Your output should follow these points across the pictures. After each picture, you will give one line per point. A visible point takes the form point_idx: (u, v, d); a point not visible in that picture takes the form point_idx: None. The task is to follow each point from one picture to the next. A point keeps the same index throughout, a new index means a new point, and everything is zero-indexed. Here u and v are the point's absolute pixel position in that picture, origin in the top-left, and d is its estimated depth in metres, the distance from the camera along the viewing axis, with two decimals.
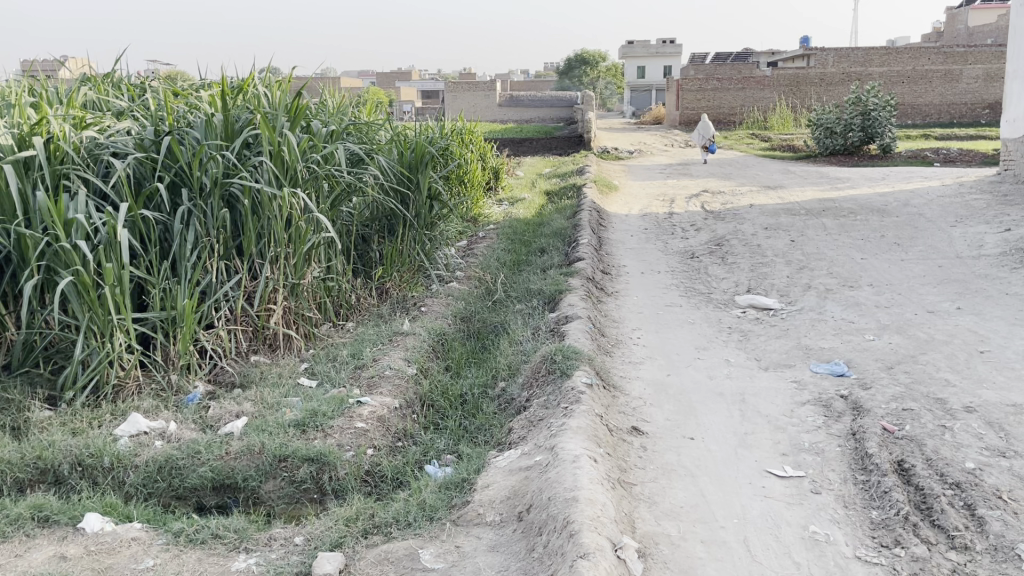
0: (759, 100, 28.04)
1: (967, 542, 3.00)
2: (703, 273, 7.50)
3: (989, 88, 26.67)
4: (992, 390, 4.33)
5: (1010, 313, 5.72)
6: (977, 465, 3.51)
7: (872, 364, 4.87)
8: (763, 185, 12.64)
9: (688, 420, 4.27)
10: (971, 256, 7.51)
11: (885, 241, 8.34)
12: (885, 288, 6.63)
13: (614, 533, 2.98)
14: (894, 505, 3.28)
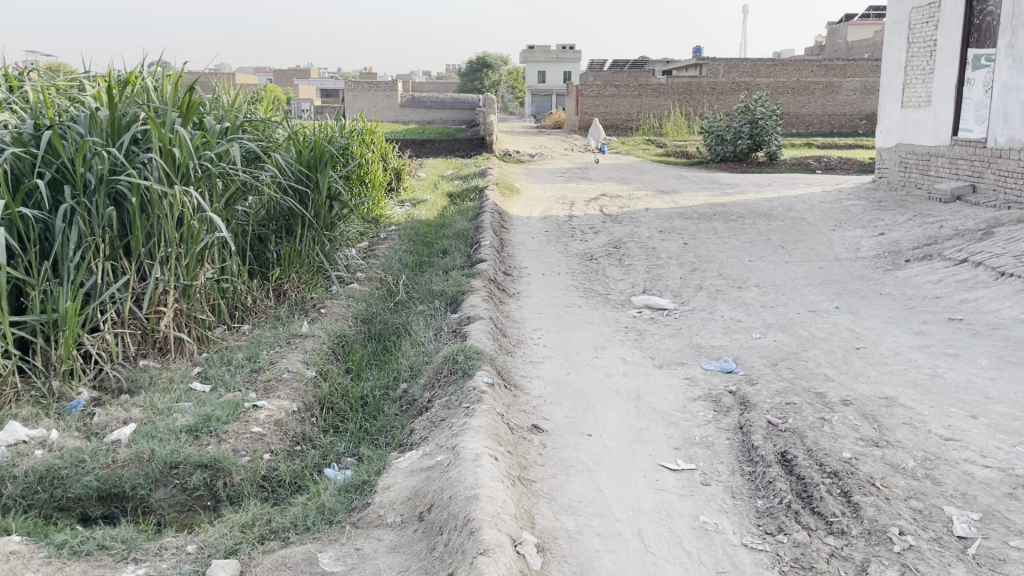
0: (655, 108, 28.87)
1: (844, 526, 3.19)
2: (601, 274, 7.67)
3: (865, 100, 28.33)
4: (866, 383, 4.62)
5: (883, 312, 6.11)
6: (852, 455, 3.74)
7: (758, 360, 5.10)
8: (658, 190, 13.02)
9: (586, 417, 4.37)
10: (848, 259, 7.97)
11: (771, 244, 8.75)
12: (770, 289, 6.95)
13: (514, 529, 3.03)
14: (778, 495, 3.45)
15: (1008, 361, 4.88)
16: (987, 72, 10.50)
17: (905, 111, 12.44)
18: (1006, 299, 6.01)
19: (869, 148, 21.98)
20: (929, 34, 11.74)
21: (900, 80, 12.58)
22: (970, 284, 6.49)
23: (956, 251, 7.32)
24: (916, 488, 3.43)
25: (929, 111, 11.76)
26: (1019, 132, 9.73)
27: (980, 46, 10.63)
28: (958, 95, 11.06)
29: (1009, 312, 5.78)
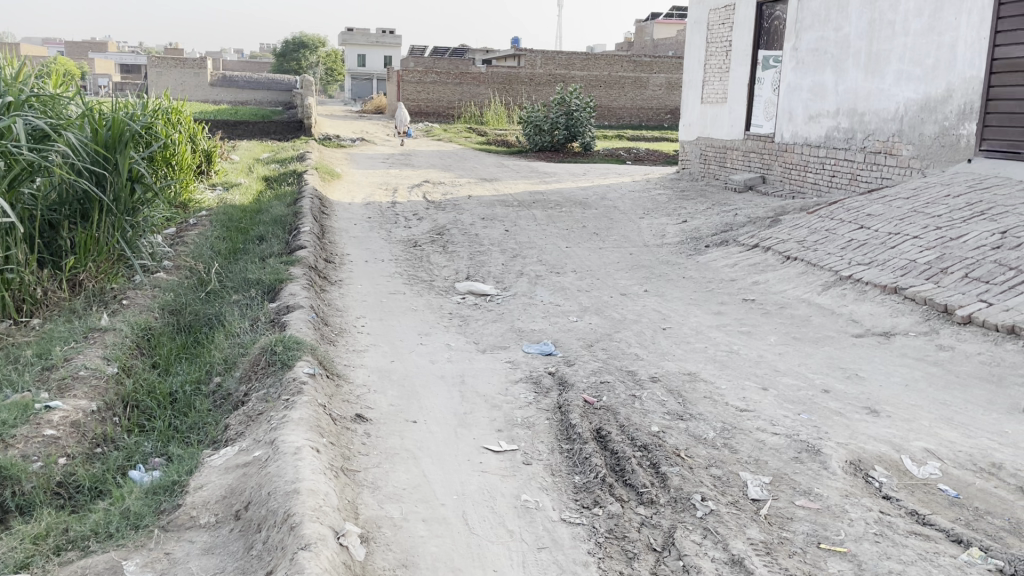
0: (475, 97, 29.19)
1: (653, 496, 3.40)
2: (424, 261, 7.67)
3: (670, 95, 30.06)
4: (672, 361, 4.94)
5: (686, 294, 6.55)
6: (660, 428, 3.99)
7: (575, 343, 5.31)
8: (479, 178, 13.18)
9: (411, 403, 4.37)
10: (655, 245, 8.46)
11: (587, 231, 9.11)
12: (586, 274, 7.25)
13: (336, 521, 2.98)
14: (593, 470, 3.62)
15: (793, 337, 5.38)
16: (775, 73, 11.44)
17: (705, 106, 13.32)
18: (791, 280, 6.62)
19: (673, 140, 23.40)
20: (725, 36, 12.64)
21: (700, 77, 13.45)
22: (760, 267, 7.09)
23: (749, 237, 7.96)
24: (716, 457, 3.71)
25: (725, 107, 12.67)
26: (802, 128, 10.69)
27: (768, 48, 11.56)
28: (750, 93, 11.98)
29: (794, 293, 6.37)
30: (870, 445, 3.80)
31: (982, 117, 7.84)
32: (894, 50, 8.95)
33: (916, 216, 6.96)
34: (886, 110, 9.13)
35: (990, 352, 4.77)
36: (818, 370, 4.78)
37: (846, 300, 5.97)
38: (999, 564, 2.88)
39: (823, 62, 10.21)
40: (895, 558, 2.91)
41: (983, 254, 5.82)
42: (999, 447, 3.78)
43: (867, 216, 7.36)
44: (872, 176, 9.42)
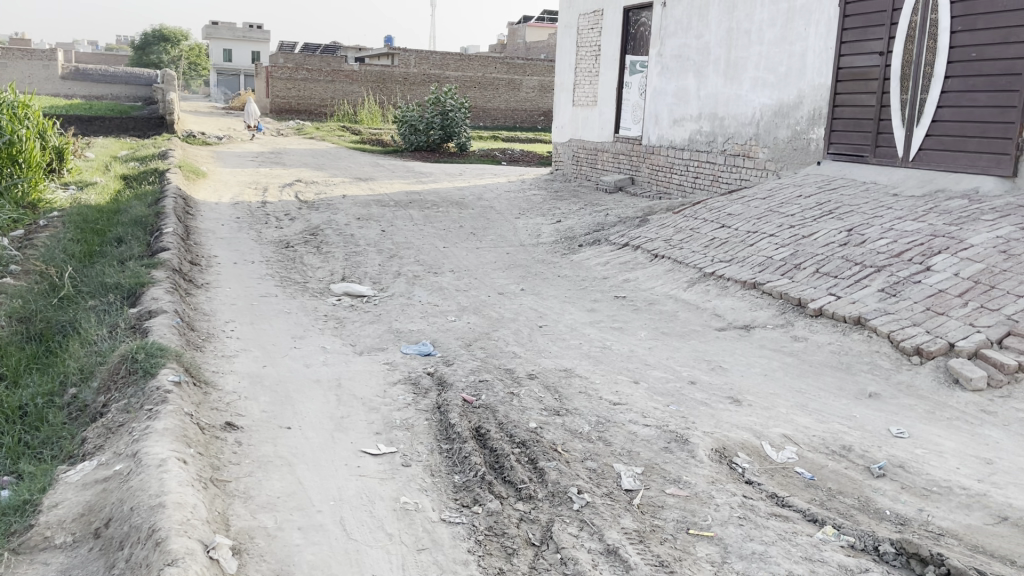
0: (348, 95, 28.68)
1: (531, 491, 3.45)
2: (297, 263, 7.48)
3: (543, 98, 30.57)
4: (549, 358, 5.03)
5: (561, 292, 6.69)
6: (538, 424, 4.05)
7: (453, 342, 5.32)
8: (354, 177, 12.97)
9: (284, 409, 4.25)
10: (531, 244, 8.59)
11: (463, 231, 9.14)
12: (463, 274, 7.27)
13: (205, 534, 2.86)
14: (473, 469, 3.64)
15: (662, 332, 5.60)
16: (641, 77, 11.85)
17: (576, 109, 13.62)
18: (659, 277, 6.88)
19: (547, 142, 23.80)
20: (594, 40, 12.99)
21: (571, 80, 13.75)
22: (631, 265, 7.33)
23: (619, 236, 8.21)
24: (591, 450, 3.81)
25: (595, 109, 13.00)
26: (667, 131, 11.11)
27: (635, 53, 11.96)
28: (618, 96, 12.34)
29: (662, 289, 6.62)
30: (734, 432, 4.01)
31: (829, 122, 8.38)
32: (750, 57, 9.46)
33: (771, 215, 7.38)
34: (743, 115, 9.61)
35: (839, 341, 5.13)
36: (685, 362, 4.99)
37: (710, 296, 6.26)
38: (850, 540, 3.11)
39: (686, 68, 10.68)
40: (757, 539, 3.08)
41: (831, 250, 6.23)
42: (848, 430, 4.07)
43: (728, 215, 7.74)
44: (732, 177, 9.90)
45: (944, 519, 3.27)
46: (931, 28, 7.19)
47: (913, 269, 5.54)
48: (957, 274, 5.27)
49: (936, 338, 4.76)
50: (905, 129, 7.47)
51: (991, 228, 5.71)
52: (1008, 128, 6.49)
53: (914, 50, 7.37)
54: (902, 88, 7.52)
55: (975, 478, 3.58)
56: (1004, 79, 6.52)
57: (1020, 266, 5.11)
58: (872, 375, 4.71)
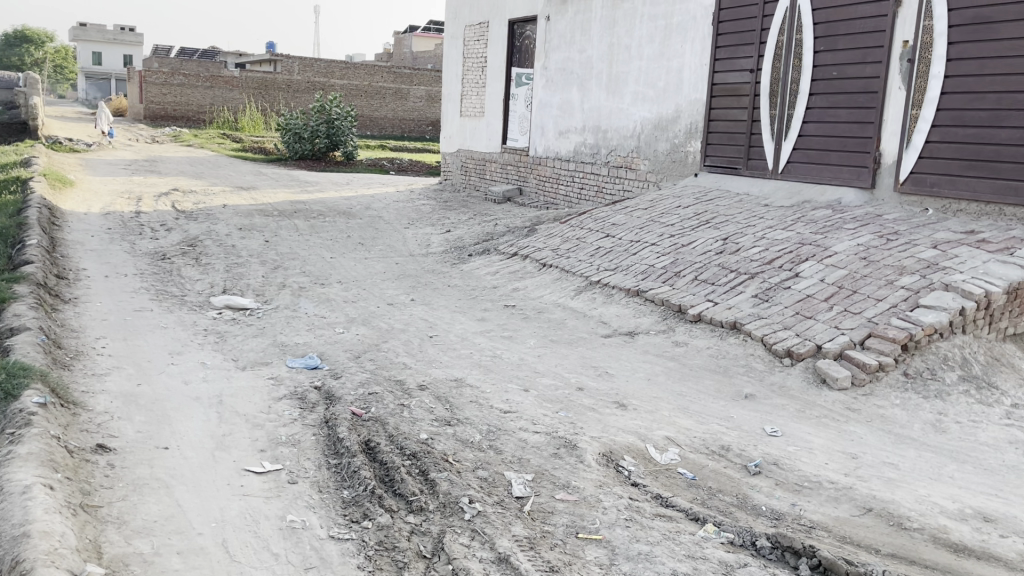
0: (228, 102, 27.72)
1: (422, 503, 3.43)
2: (175, 275, 7.18)
3: (430, 108, 30.62)
4: (439, 368, 5.02)
5: (451, 302, 6.69)
6: (429, 435, 4.03)
7: (341, 355, 5.23)
8: (235, 186, 12.57)
9: (162, 429, 4.06)
10: (420, 254, 8.55)
11: (351, 241, 9.01)
12: (351, 284, 7.16)
13: (76, 563, 2.70)
14: (362, 483, 3.58)
15: (550, 340, 5.68)
16: (526, 89, 12.02)
17: (463, 119, 13.68)
18: (547, 286, 6.98)
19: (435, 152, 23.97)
20: (480, 51, 13.10)
21: (458, 91, 13.81)
22: (520, 275, 7.41)
23: (508, 246, 8.29)
24: (482, 459, 3.82)
25: (482, 120, 13.10)
26: (553, 143, 11.32)
27: (520, 66, 12.15)
28: (504, 107, 12.47)
29: (550, 298, 6.73)
30: (620, 437, 4.11)
31: (705, 136, 8.74)
32: (631, 72, 9.78)
33: (653, 225, 7.62)
34: (625, 127, 9.90)
35: (717, 346, 5.34)
36: (573, 369, 5.08)
37: (596, 303, 6.40)
38: (730, 536, 3.24)
39: (570, 81, 10.93)
40: (643, 540, 3.16)
41: (709, 258, 6.50)
42: (726, 430, 4.25)
43: (612, 225, 7.94)
44: (615, 188, 10.16)
45: (814, 512, 3.45)
46: (797, 47, 7.64)
47: (783, 275, 5.84)
48: (824, 280, 5.60)
49: (805, 340, 5.04)
50: (775, 143, 7.88)
51: (852, 237, 6.09)
52: (866, 142, 6.93)
53: (782, 68, 7.81)
54: (771, 104, 7.95)
55: (842, 472, 3.80)
56: (862, 97, 6.96)
57: (879, 271, 5.47)
58: (748, 377, 4.93)
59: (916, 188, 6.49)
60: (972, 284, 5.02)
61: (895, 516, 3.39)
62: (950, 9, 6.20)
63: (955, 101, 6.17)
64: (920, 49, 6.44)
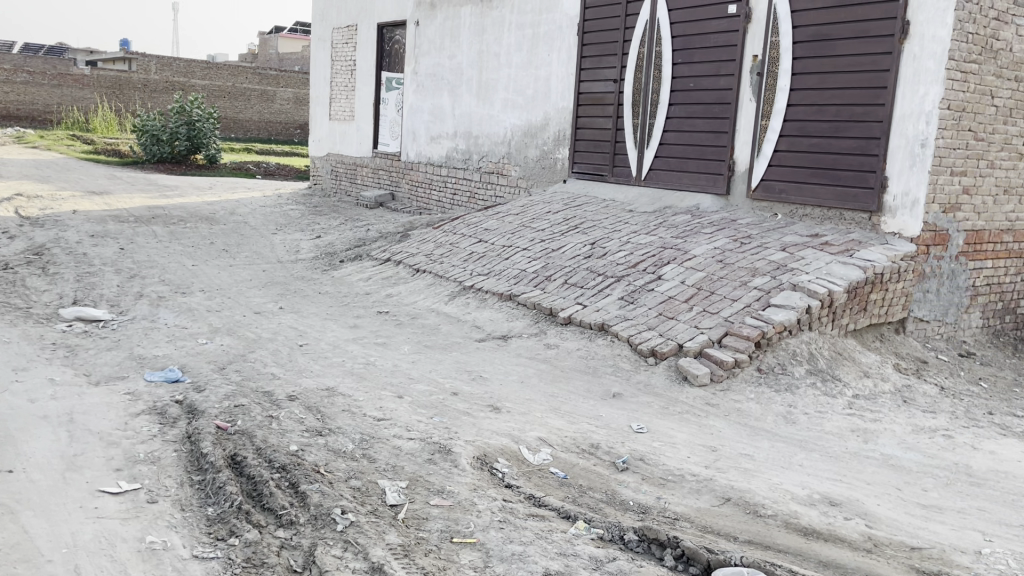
0: (80, 100, 25.57)
1: (292, 517, 3.35)
2: (19, 286, 6.69)
3: (298, 110, 30.07)
4: (309, 377, 4.91)
5: (321, 310, 6.56)
6: (299, 447, 3.94)
7: (204, 366, 5.02)
8: (88, 191, 11.83)
9: (4, 451, 3.77)
10: (289, 260, 8.33)
11: (215, 248, 8.67)
12: (215, 293, 6.90)
13: None
14: (228, 499, 3.46)
15: (424, 345, 5.67)
16: (397, 94, 11.95)
17: (332, 123, 13.45)
18: (420, 292, 6.97)
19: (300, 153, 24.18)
20: (349, 55, 12.93)
21: (326, 94, 13.57)
22: (393, 280, 7.36)
23: (380, 251, 8.22)
24: (354, 468, 3.76)
25: (352, 124, 12.92)
26: (425, 148, 11.31)
27: (390, 70, 12.08)
28: (374, 111, 12.35)
29: (423, 303, 6.71)
30: (494, 439, 4.15)
31: (573, 143, 8.96)
32: (500, 79, 9.92)
33: (525, 230, 7.75)
34: (495, 133, 10.02)
35: (587, 347, 5.49)
36: (446, 374, 5.09)
37: (469, 308, 6.45)
38: (599, 532, 3.34)
39: (440, 86, 10.96)
40: (517, 540, 3.21)
41: (578, 262, 6.67)
42: (596, 429, 4.37)
43: (485, 230, 8.01)
44: (487, 194, 10.26)
45: (678, 504, 3.61)
46: (657, 59, 7.96)
47: (647, 278, 6.07)
48: (685, 282, 5.85)
49: (668, 340, 5.26)
50: (638, 151, 8.17)
51: (710, 241, 6.40)
52: (721, 151, 7.29)
53: (643, 78, 8.11)
54: (633, 113, 8.24)
55: (703, 465, 3.99)
56: (717, 108, 7.33)
57: (734, 273, 5.77)
58: (616, 377, 5.09)
59: (767, 195, 6.88)
60: (817, 284, 5.38)
61: (751, 504, 3.59)
62: (793, 27, 6.62)
63: (799, 113, 6.60)
64: (768, 63, 6.85)
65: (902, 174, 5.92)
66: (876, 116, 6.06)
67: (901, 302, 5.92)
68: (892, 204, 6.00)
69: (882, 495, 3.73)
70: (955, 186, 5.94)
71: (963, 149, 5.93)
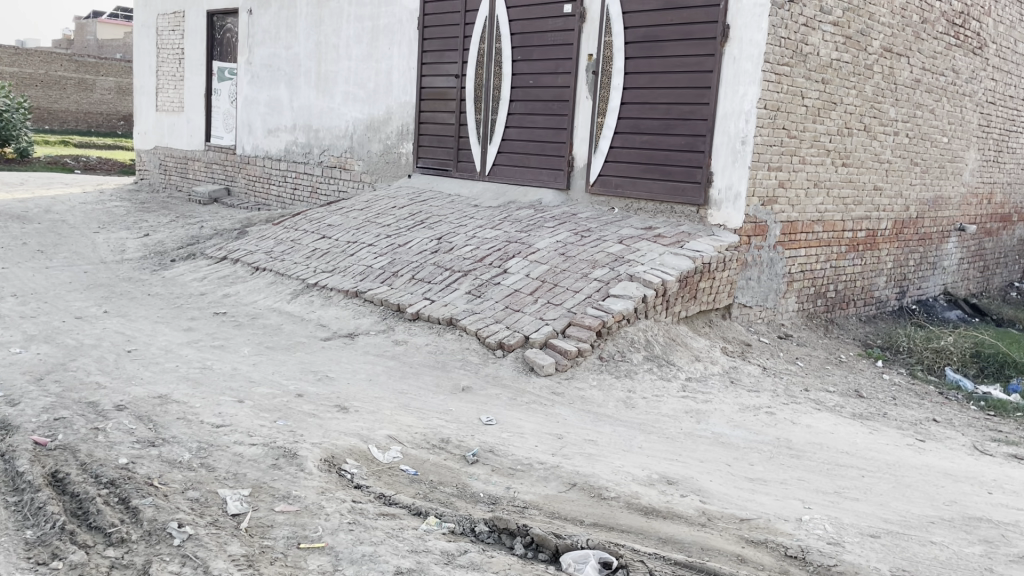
0: None
1: (123, 534, 3.13)
2: None
3: (121, 101, 28.17)
4: (139, 385, 4.62)
5: (152, 312, 6.19)
6: (129, 459, 3.69)
7: (18, 378, 4.60)
8: None
9: None
10: (113, 261, 7.79)
11: (28, 248, 7.97)
12: (29, 297, 6.35)
13: None
14: (50, 520, 3.19)
15: (265, 347, 5.47)
16: (230, 85, 11.49)
17: (159, 114, 12.69)
18: (260, 291, 6.72)
19: (125, 147, 22.68)
20: (176, 43, 12.24)
21: (152, 84, 12.79)
22: (230, 280, 7.06)
23: (216, 249, 7.86)
24: (192, 479, 3.57)
25: (181, 117, 12.25)
26: (262, 142, 10.91)
27: (222, 60, 11.55)
28: (206, 103, 11.76)
29: (264, 302, 6.48)
30: (341, 440, 4.06)
31: (416, 138, 8.92)
32: (340, 71, 9.72)
33: (369, 225, 7.64)
34: (336, 127, 9.82)
35: (435, 342, 5.49)
36: (290, 375, 4.94)
37: (313, 306, 6.29)
38: (450, 526, 3.35)
39: (277, 78, 10.59)
40: (367, 540, 3.16)
41: (424, 257, 6.65)
42: (446, 423, 4.38)
43: (327, 226, 7.83)
44: (330, 189, 10.03)
45: (527, 493, 3.67)
46: (496, 55, 8.04)
47: (493, 272, 6.14)
48: (529, 275, 5.97)
49: (515, 332, 5.34)
50: (481, 146, 8.24)
51: (552, 234, 6.57)
52: (561, 147, 7.48)
53: (483, 74, 8.18)
54: (475, 108, 8.29)
55: (550, 452, 4.09)
56: (556, 104, 7.51)
57: (576, 265, 5.95)
58: (464, 370, 5.12)
59: (605, 189, 7.13)
60: (652, 274, 5.63)
61: (595, 488, 3.71)
62: (625, 27, 6.88)
63: (633, 111, 6.87)
64: (602, 62, 7.08)
65: (726, 169, 6.30)
66: (702, 114, 6.42)
67: (727, 289, 6.32)
68: (717, 198, 6.38)
69: (714, 471, 3.97)
70: (772, 181, 6.39)
71: (779, 146, 6.38)
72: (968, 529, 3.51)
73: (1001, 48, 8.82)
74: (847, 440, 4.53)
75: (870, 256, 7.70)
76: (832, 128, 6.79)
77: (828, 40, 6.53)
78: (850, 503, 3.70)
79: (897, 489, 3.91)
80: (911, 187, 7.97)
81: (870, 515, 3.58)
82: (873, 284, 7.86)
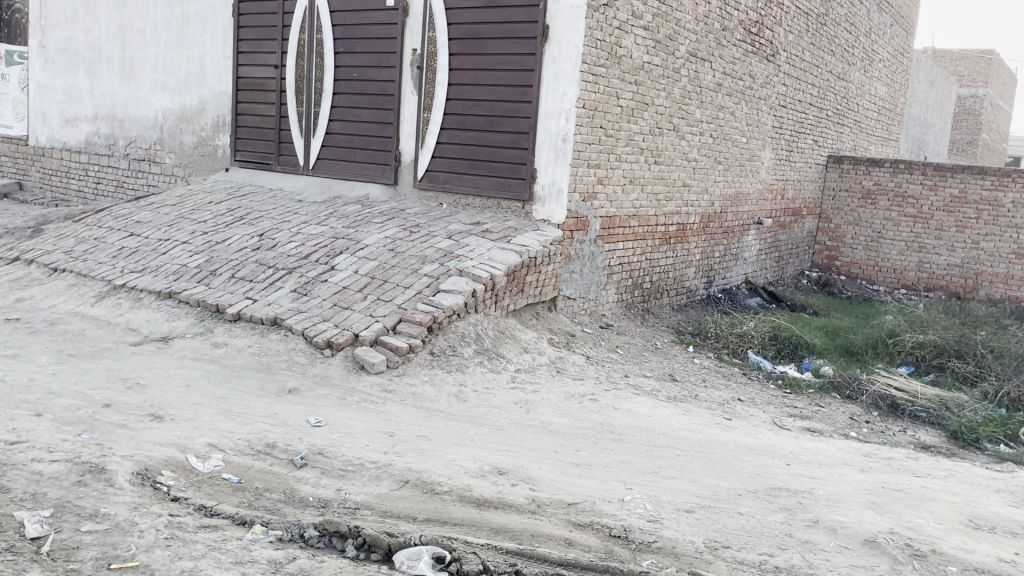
0: None
1: None
2: None
3: None
4: None
5: None
6: None
7: None
8: None
9: None
10: None
11: None
12: None
13: None
14: None
15: (67, 354, 5.04)
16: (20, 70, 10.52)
17: None
18: (60, 294, 6.18)
19: None
20: None
21: None
22: (24, 283, 6.45)
23: (7, 250, 7.15)
24: None
25: None
26: (58, 132, 10.05)
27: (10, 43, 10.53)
28: None
29: (64, 307, 5.97)
30: (156, 451, 3.81)
31: (234, 130, 8.52)
32: (147, 58, 9.12)
33: (184, 222, 7.23)
34: (145, 118, 9.21)
35: (259, 343, 5.28)
36: (96, 385, 4.58)
37: (122, 309, 5.87)
38: (278, 533, 3.23)
39: (74, 64, 9.78)
40: (186, 555, 2.98)
41: (244, 255, 6.38)
42: (271, 428, 4.22)
43: (137, 223, 7.33)
44: (139, 183, 9.40)
45: (358, 493, 3.62)
46: (318, 47, 7.82)
47: (319, 269, 5.99)
48: (357, 271, 5.87)
49: (343, 330, 5.24)
50: (304, 139, 7.99)
51: (380, 230, 6.49)
52: (387, 142, 7.41)
53: (304, 66, 7.92)
54: (296, 101, 8.03)
55: (382, 451, 4.04)
56: (381, 99, 7.42)
57: (404, 261, 5.91)
58: (290, 371, 4.96)
59: (432, 185, 7.13)
60: (480, 269, 5.69)
61: (428, 484, 3.71)
62: (448, 24, 6.89)
63: (457, 107, 6.91)
64: (426, 57, 7.07)
65: (549, 166, 6.48)
66: (525, 112, 6.57)
67: (552, 282, 6.51)
68: (541, 194, 6.54)
69: (542, 459, 4.08)
70: (592, 178, 6.65)
71: (597, 144, 6.64)
72: (770, 499, 3.82)
73: (791, 56, 9.63)
74: (663, 422, 4.80)
75: (680, 249, 8.20)
76: (645, 127, 7.16)
77: (639, 44, 6.86)
78: (668, 482, 3.92)
79: (708, 465, 4.19)
80: (715, 183, 8.55)
81: (685, 491, 3.82)
82: (683, 275, 8.37)
